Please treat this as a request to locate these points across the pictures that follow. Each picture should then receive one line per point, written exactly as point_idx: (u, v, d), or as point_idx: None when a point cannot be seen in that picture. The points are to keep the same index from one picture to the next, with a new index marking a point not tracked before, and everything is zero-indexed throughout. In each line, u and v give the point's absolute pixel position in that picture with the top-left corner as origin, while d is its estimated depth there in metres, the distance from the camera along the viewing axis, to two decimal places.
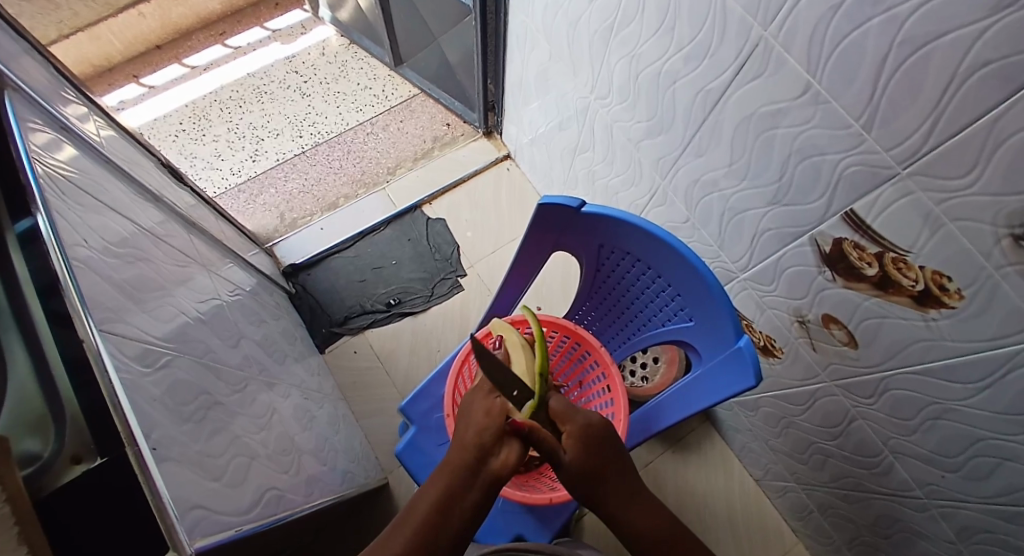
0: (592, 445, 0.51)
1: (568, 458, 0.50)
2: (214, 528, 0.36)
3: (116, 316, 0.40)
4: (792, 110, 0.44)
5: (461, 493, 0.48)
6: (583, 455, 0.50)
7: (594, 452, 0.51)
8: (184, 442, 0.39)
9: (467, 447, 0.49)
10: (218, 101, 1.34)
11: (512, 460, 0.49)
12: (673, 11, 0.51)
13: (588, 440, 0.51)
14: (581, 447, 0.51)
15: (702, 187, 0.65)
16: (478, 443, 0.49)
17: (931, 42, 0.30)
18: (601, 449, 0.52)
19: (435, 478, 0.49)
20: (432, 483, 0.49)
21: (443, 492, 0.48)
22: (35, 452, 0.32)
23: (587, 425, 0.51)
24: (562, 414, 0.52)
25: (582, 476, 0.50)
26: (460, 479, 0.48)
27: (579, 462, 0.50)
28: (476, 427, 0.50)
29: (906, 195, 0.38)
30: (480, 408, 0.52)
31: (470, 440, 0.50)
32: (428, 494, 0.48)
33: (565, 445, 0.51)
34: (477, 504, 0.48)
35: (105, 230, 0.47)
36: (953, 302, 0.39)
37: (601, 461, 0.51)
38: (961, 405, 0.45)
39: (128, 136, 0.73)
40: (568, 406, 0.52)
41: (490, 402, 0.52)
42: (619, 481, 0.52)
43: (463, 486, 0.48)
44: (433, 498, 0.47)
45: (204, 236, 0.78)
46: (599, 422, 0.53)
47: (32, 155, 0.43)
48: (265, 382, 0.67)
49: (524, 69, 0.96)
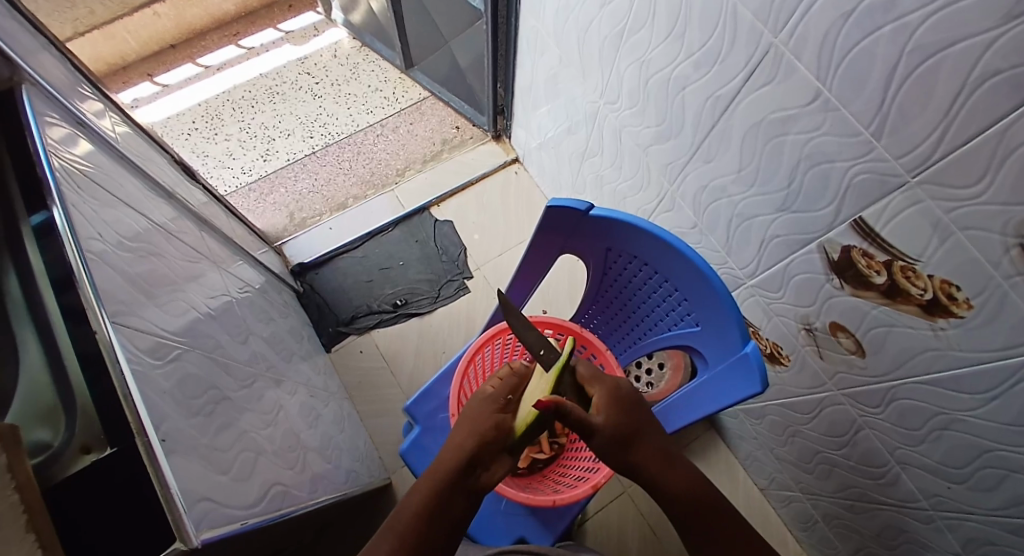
0: (623, 409, 0.52)
1: (600, 421, 0.50)
2: (222, 519, 0.36)
3: (129, 310, 0.41)
4: (801, 116, 0.45)
5: (447, 503, 0.48)
6: (616, 418, 0.51)
7: (628, 416, 0.52)
8: (192, 435, 0.39)
9: (460, 453, 0.50)
10: (231, 100, 1.36)
11: (500, 475, 0.51)
12: (683, 17, 0.51)
13: (619, 400, 0.53)
14: (613, 409, 0.52)
15: (710, 193, 0.65)
16: (473, 453, 0.50)
17: (942, 50, 0.30)
18: (630, 413, 0.53)
19: (421, 482, 0.50)
20: (417, 488, 0.49)
21: (430, 496, 0.48)
22: (46, 442, 0.34)
23: (614, 387, 0.53)
24: (591, 378, 0.53)
25: (618, 438, 0.51)
26: (450, 486, 0.49)
27: (612, 425, 0.51)
28: (476, 440, 0.50)
29: (915, 203, 0.38)
30: (487, 421, 0.52)
31: (465, 447, 0.50)
32: (413, 500, 0.49)
33: (596, 409, 0.51)
34: (462, 511, 0.49)
35: (119, 225, 0.48)
36: (961, 311, 0.39)
37: (631, 423, 0.52)
38: (969, 415, 0.45)
39: (142, 133, 0.75)
40: (593, 370, 0.54)
41: (499, 417, 0.52)
42: (651, 443, 0.53)
43: (449, 495, 0.49)
44: (418, 503, 0.48)
45: (215, 233, 0.79)
46: (625, 386, 0.55)
47: (51, 150, 0.44)
48: (272, 378, 0.68)
49: (534, 73, 0.96)
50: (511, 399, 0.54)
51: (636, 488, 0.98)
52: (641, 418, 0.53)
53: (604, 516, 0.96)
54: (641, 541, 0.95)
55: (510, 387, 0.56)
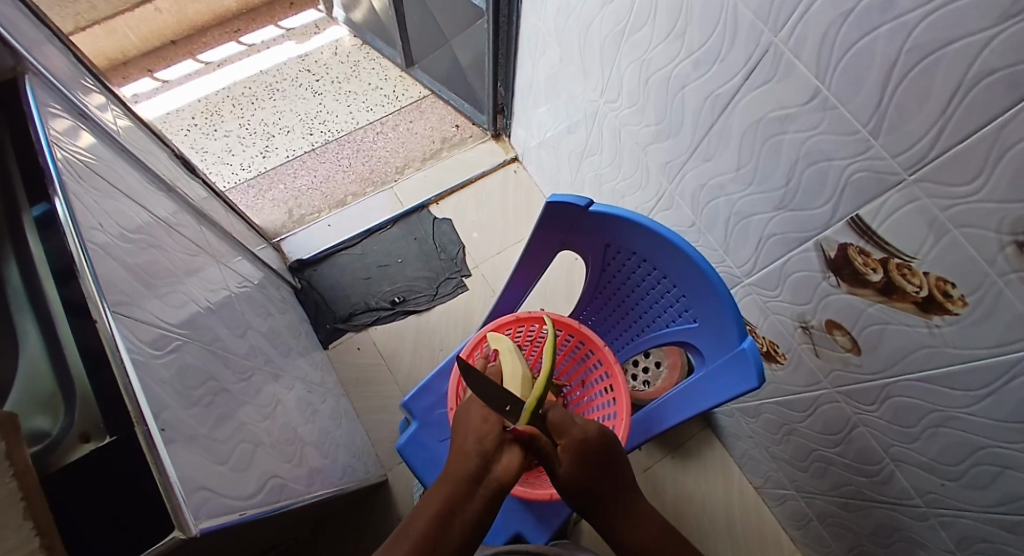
0: (587, 461, 0.51)
1: (562, 472, 0.51)
2: (220, 509, 0.36)
3: (130, 300, 0.41)
4: (800, 115, 0.45)
5: (465, 502, 0.47)
6: (576, 469, 0.51)
7: (589, 469, 0.52)
8: (191, 425, 0.39)
9: (468, 454, 0.50)
10: (231, 96, 1.36)
11: (514, 464, 0.50)
12: (684, 16, 0.52)
13: (585, 452, 0.51)
14: (577, 462, 0.51)
15: (708, 191, 0.65)
16: (480, 450, 0.50)
17: (939, 49, 0.30)
18: (593, 466, 0.52)
19: (435, 489, 0.48)
20: (431, 496, 0.48)
21: (447, 499, 0.47)
22: (43, 431, 0.34)
23: (582, 440, 0.52)
24: (559, 426, 0.52)
25: (575, 487, 0.52)
26: (466, 483, 0.48)
27: (572, 475, 0.51)
28: (478, 435, 0.51)
29: (912, 201, 0.38)
30: (478, 416, 0.52)
31: (471, 448, 0.50)
32: (429, 505, 0.47)
33: (561, 458, 0.51)
34: (483, 508, 0.48)
35: (121, 216, 0.48)
36: (956, 308, 0.39)
37: (592, 478, 0.52)
38: (963, 412, 0.45)
39: (144, 127, 0.75)
40: (565, 416, 0.53)
41: (487, 409, 0.52)
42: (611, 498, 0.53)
43: (466, 494, 0.48)
44: (436, 508, 0.46)
45: (215, 228, 0.79)
46: (596, 434, 0.53)
47: (53, 140, 0.44)
48: (271, 373, 0.68)
49: (534, 72, 0.97)
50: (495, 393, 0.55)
51: None
52: (602, 474, 0.52)
53: None
54: None
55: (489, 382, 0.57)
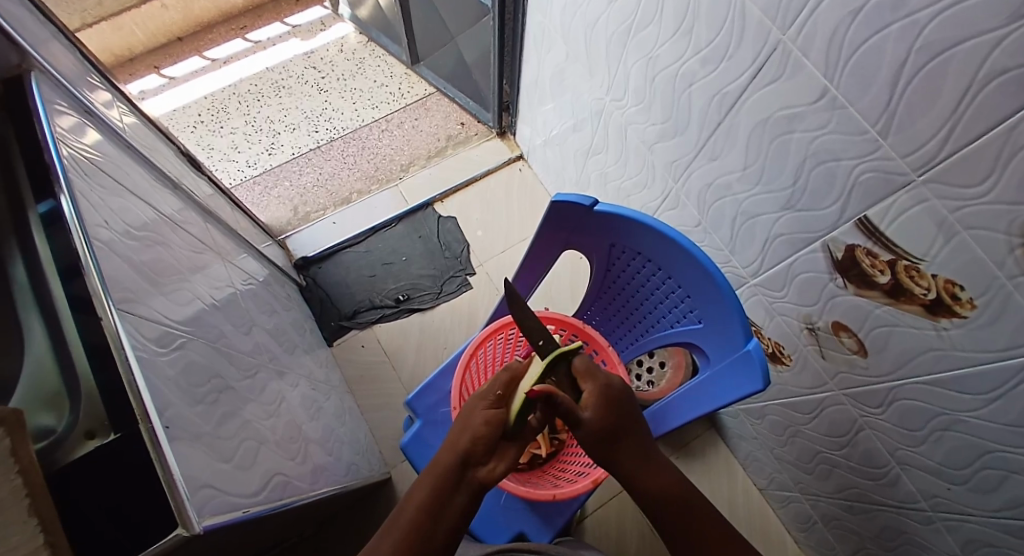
0: (611, 408, 0.51)
1: (588, 417, 0.50)
2: (224, 507, 0.36)
3: (136, 298, 0.41)
4: (807, 114, 0.45)
5: (448, 499, 0.49)
6: (601, 415, 0.51)
7: (614, 415, 0.51)
8: (196, 423, 0.39)
9: (456, 451, 0.50)
10: (236, 93, 1.36)
11: (500, 471, 0.50)
12: (691, 14, 0.52)
13: (609, 401, 0.51)
14: (601, 408, 0.51)
15: (715, 191, 0.64)
16: (468, 450, 0.49)
17: (948, 50, 0.30)
18: (618, 415, 0.52)
19: (424, 478, 0.50)
20: (419, 486, 0.50)
21: (433, 494, 0.49)
22: (50, 427, 0.34)
23: (606, 386, 0.52)
24: (585, 372, 0.52)
25: (600, 435, 0.51)
26: (447, 481, 0.49)
27: (597, 421, 0.50)
28: (472, 436, 0.50)
29: (921, 202, 0.38)
30: (478, 418, 0.50)
31: (461, 445, 0.50)
32: (415, 496, 0.49)
33: (587, 403, 0.51)
34: (465, 506, 0.49)
35: (127, 214, 0.49)
36: (965, 312, 0.39)
37: (617, 424, 0.52)
38: (970, 416, 0.45)
39: (149, 123, 0.75)
40: (591, 364, 0.53)
41: (489, 413, 0.50)
42: (635, 447, 0.52)
43: (451, 490, 0.49)
44: (421, 500, 0.49)
45: (221, 225, 0.79)
46: (618, 386, 0.53)
47: (59, 138, 0.44)
48: (275, 370, 0.68)
49: (540, 70, 0.96)
50: (504, 395, 0.51)
51: None
52: (626, 421, 0.52)
53: (603, 514, 0.96)
54: (639, 538, 0.95)
55: (509, 378, 0.52)
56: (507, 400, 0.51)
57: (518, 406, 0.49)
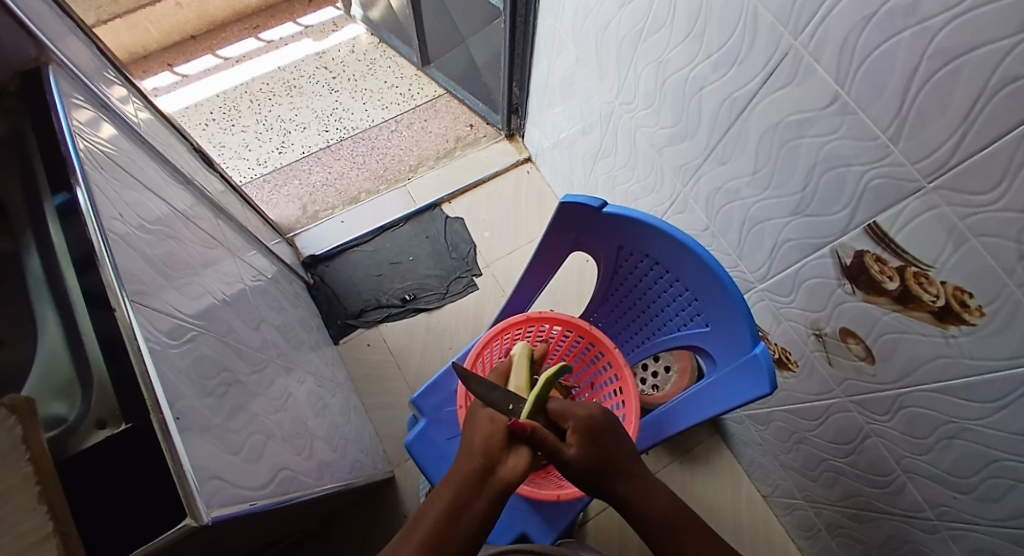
0: (597, 440, 0.51)
1: (573, 454, 0.50)
2: (232, 498, 0.37)
3: (148, 290, 0.41)
4: (818, 119, 0.45)
5: (469, 501, 0.48)
6: (588, 450, 0.50)
7: (602, 445, 0.51)
8: (205, 414, 0.40)
9: (474, 452, 0.50)
10: (248, 92, 1.38)
11: (522, 465, 0.50)
12: (703, 18, 0.52)
13: (592, 432, 0.51)
14: (587, 443, 0.50)
15: (723, 195, 0.65)
16: (485, 450, 0.50)
17: (961, 56, 0.30)
18: (605, 443, 0.51)
19: (444, 485, 0.50)
20: (439, 492, 0.49)
21: (453, 496, 0.48)
22: (63, 416, 0.35)
23: (588, 418, 0.51)
24: (561, 412, 0.52)
25: (593, 467, 0.51)
26: (467, 484, 0.49)
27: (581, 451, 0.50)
28: (486, 434, 0.51)
29: (931, 208, 0.38)
30: (486, 417, 0.52)
31: (478, 446, 0.50)
32: (436, 503, 0.48)
33: (570, 440, 0.51)
34: (487, 512, 0.48)
35: (140, 207, 0.49)
36: (974, 319, 0.39)
37: (608, 453, 0.51)
38: (977, 424, 0.45)
39: (163, 119, 0.76)
40: (565, 405, 0.53)
41: (495, 409, 0.53)
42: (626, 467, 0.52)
43: (471, 494, 0.48)
44: (443, 504, 0.48)
45: (231, 221, 0.80)
46: (599, 415, 0.52)
47: (76, 131, 0.45)
48: (282, 366, 0.69)
49: (550, 73, 0.97)
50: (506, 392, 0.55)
51: None
52: (614, 448, 0.52)
53: (605, 517, 0.96)
54: (641, 543, 0.94)
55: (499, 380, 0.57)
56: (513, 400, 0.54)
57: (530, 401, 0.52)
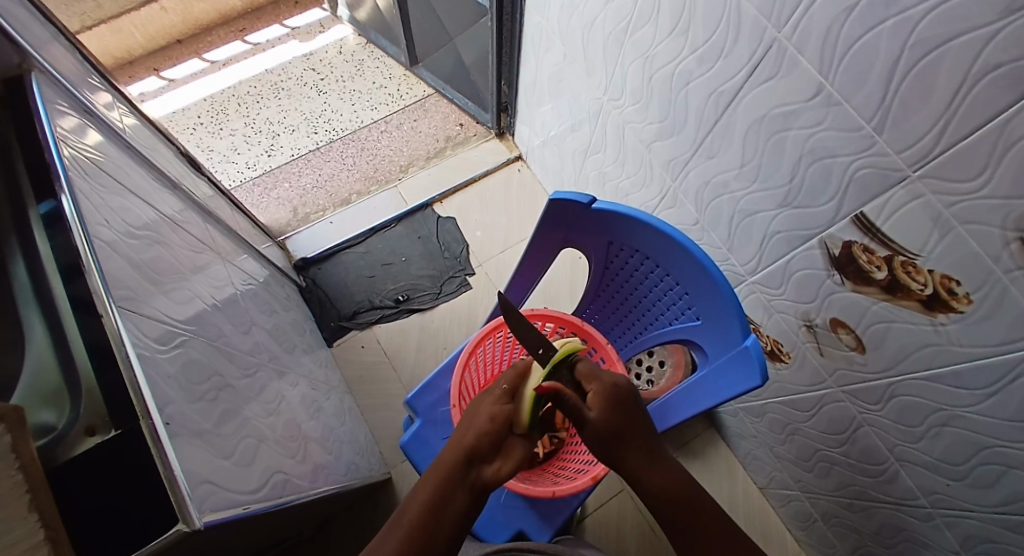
0: (618, 406, 0.52)
1: (593, 416, 0.51)
2: (224, 503, 0.36)
3: (137, 296, 0.41)
4: (803, 111, 0.45)
5: (452, 497, 0.49)
6: (609, 415, 0.51)
7: (621, 415, 0.52)
8: (196, 419, 0.39)
9: (461, 449, 0.50)
10: (236, 95, 1.37)
11: (505, 471, 0.50)
12: (688, 13, 0.52)
13: (616, 404, 0.52)
14: (607, 406, 0.51)
15: (712, 189, 0.65)
16: (474, 447, 0.50)
17: (942, 45, 0.30)
18: (625, 412, 0.52)
19: (427, 480, 0.50)
20: (421, 487, 0.50)
21: (436, 490, 0.49)
22: (51, 424, 0.34)
23: (613, 385, 0.52)
24: (587, 375, 0.53)
25: (607, 434, 0.51)
26: (452, 481, 0.49)
27: (604, 422, 0.51)
28: (479, 433, 0.51)
29: (917, 197, 0.38)
30: (484, 414, 0.52)
31: (466, 444, 0.50)
32: (419, 496, 0.49)
33: (590, 404, 0.51)
34: (467, 507, 0.49)
35: (127, 213, 0.49)
36: (961, 306, 0.39)
37: (623, 425, 0.52)
38: (969, 411, 0.45)
39: (150, 125, 0.75)
40: (593, 368, 0.54)
41: (496, 408, 0.52)
42: (640, 448, 0.52)
43: (453, 489, 0.49)
44: (425, 500, 0.49)
45: (220, 225, 0.80)
46: (624, 385, 0.53)
47: (59, 137, 0.44)
48: (275, 369, 0.68)
49: (538, 71, 0.97)
50: (511, 389, 0.53)
51: None
52: (633, 421, 0.52)
53: (603, 513, 0.96)
54: (640, 537, 0.95)
55: (516, 374, 0.54)
56: (516, 399, 0.53)
57: (527, 408, 0.52)
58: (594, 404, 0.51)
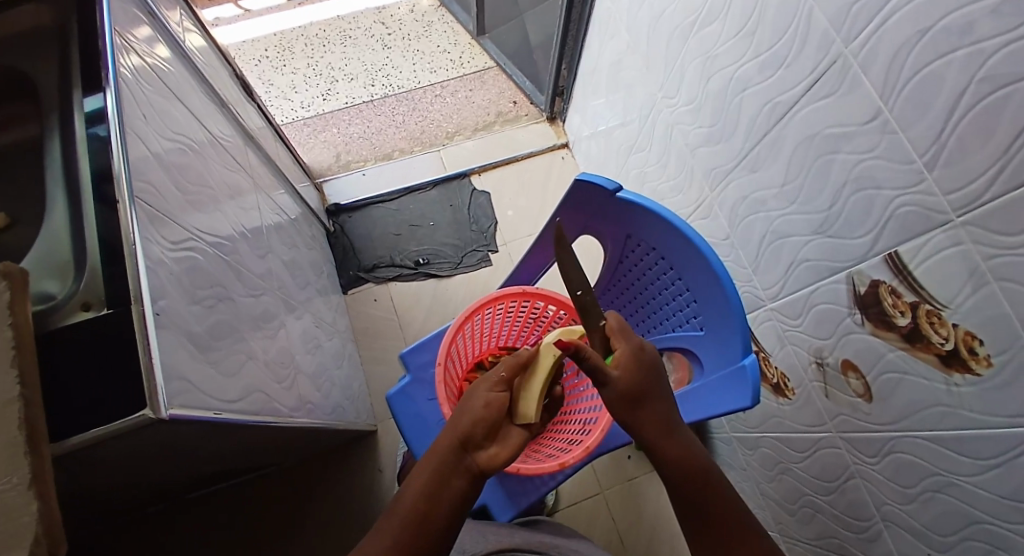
0: (644, 370, 0.50)
1: (618, 375, 0.48)
2: (198, 402, 0.38)
3: (159, 196, 0.43)
4: (856, 135, 0.42)
5: (448, 482, 0.49)
6: (631, 374, 0.49)
7: (643, 377, 0.49)
8: (189, 321, 0.41)
9: (456, 434, 0.50)
10: (304, 36, 1.40)
11: (504, 455, 0.51)
12: (757, 14, 0.49)
13: (640, 362, 0.50)
14: (633, 366, 0.49)
15: (749, 204, 0.62)
16: (470, 431, 0.51)
17: (1012, 83, 0.28)
18: (649, 375, 0.50)
19: (422, 465, 0.50)
20: (417, 472, 0.50)
21: (433, 475, 0.49)
22: (52, 293, 0.36)
23: (639, 349, 0.50)
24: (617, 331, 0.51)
25: (627, 397, 0.48)
26: (448, 465, 0.49)
27: (628, 383, 0.48)
28: (474, 418, 0.51)
29: (956, 244, 0.35)
30: (479, 400, 0.52)
31: (462, 429, 0.51)
32: (416, 480, 0.49)
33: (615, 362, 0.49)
34: (465, 492, 0.49)
35: (170, 119, 0.51)
36: (980, 368, 0.36)
37: (646, 386, 0.49)
38: (967, 482, 0.42)
39: (216, 48, 0.78)
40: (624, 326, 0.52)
41: (490, 395, 0.52)
42: (661, 412, 0.50)
43: (451, 472, 0.49)
44: (423, 484, 0.48)
45: (262, 154, 0.82)
46: (652, 352, 0.52)
47: (123, 36, 0.46)
48: (283, 300, 0.71)
49: (599, 58, 0.95)
50: (507, 377, 0.54)
51: (613, 491, 0.97)
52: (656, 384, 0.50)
53: (573, 512, 0.96)
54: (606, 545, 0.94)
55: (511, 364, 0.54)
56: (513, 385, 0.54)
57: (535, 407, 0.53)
58: (620, 363, 0.49)
